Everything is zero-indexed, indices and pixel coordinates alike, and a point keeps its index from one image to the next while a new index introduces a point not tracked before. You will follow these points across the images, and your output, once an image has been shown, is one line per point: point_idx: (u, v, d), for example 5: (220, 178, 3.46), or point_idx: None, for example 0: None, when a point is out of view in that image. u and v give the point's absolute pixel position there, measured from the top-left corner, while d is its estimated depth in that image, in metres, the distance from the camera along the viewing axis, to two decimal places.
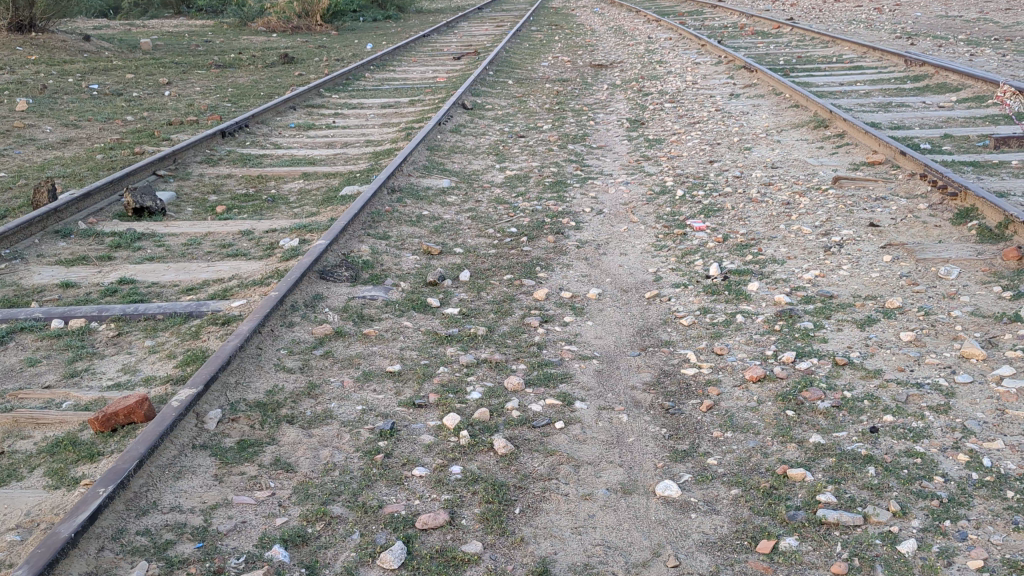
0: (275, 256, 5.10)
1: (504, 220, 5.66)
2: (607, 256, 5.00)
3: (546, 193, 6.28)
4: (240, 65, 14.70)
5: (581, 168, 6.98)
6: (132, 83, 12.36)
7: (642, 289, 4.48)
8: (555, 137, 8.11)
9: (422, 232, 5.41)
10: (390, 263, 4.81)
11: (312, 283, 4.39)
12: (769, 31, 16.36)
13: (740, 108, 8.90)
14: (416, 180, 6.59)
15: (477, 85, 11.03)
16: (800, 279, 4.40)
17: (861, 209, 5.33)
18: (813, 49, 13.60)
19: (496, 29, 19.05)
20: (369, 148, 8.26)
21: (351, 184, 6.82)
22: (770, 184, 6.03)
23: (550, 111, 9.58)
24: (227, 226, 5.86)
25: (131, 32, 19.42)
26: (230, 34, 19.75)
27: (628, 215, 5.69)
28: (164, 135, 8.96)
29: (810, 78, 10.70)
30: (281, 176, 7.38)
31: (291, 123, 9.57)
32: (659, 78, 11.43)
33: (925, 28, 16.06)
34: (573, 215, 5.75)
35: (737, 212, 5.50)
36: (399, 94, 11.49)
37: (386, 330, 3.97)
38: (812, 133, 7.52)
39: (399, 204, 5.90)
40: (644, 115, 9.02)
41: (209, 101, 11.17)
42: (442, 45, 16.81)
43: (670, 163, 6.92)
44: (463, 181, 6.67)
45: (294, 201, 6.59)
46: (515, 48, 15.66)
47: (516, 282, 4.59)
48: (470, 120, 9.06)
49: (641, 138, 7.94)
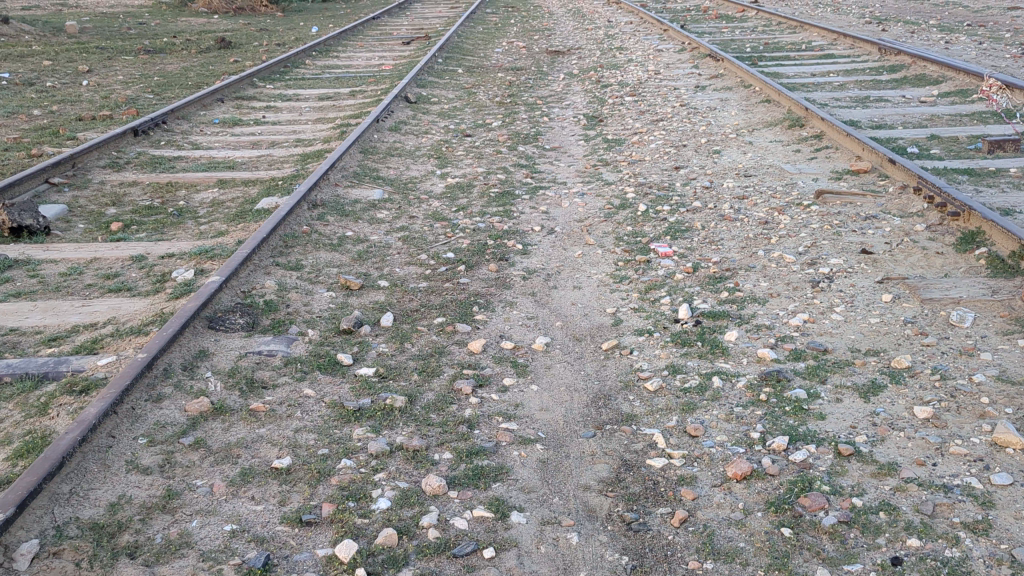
0: (163, 294, 4.29)
1: (439, 243, 4.90)
2: (558, 291, 4.25)
3: (491, 207, 5.52)
4: (171, 51, 13.73)
5: (532, 174, 6.23)
6: (48, 71, 11.40)
7: (597, 338, 3.74)
8: (505, 137, 7.35)
9: (343, 259, 4.62)
10: (298, 304, 4.03)
11: (197, 336, 3.60)
12: (733, 14, 15.66)
13: (707, 103, 8.19)
14: (343, 191, 5.80)
15: (424, 74, 10.22)
16: (786, 326, 3.68)
17: (850, 231, 4.63)
18: (781, 35, 12.94)
19: (450, 10, 18.18)
20: (298, 149, 7.43)
21: (270, 194, 6.02)
22: (744, 197, 5.32)
23: (501, 105, 8.80)
24: (117, 250, 5.04)
25: (61, 13, 18.31)
26: (168, 15, 18.71)
27: (583, 236, 4.95)
28: (70, 133, 8.06)
29: (780, 68, 10.03)
30: (195, 183, 6.55)
31: (215, 118, 8.70)
32: (619, 67, 10.68)
33: (894, 12, 15.45)
34: (519, 236, 5.00)
35: (708, 233, 4.79)
36: (340, 84, 10.65)
37: (280, 404, 3.18)
38: (786, 134, 6.83)
39: (319, 223, 5.11)
40: (603, 110, 8.27)
41: (130, 92, 10.24)
42: (392, 28, 15.90)
43: (630, 169, 6.18)
44: (398, 191, 5.88)
45: (204, 216, 5.76)
46: (467, 32, 14.82)
47: (448, 329, 3.82)
48: (413, 115, 8.26)
49: (599, 138, 7.20)
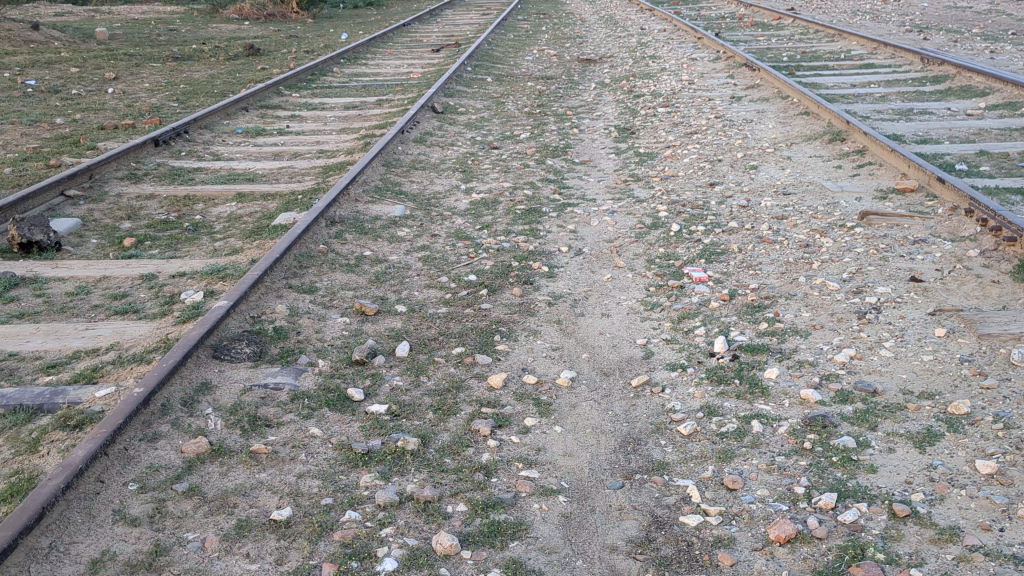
0: (170, 318, 4.09)
1: (461, 264, 4.66)
2: (585, 318, 4.00)
3: (517, 225, 5.29)
4: (199, 58, 13.64)
5: (559, 190, 5.99)
6: (75, 79, 11.33)
7: (626, 373, 3.48)
8: (532, 149, 7.12)
9: (360, 281, 4.40)
10: (310, 331, 3.81)
11: (200, 367, 3.39)
12: (769, 22, 15.34)
13: (743, 115, 7.91)
14: (364, 206, 5.60)
15: (452, 84, 10.01)
16: (831, 363, 3.41)
17: (897, 256, 4.34)
18: (819, 43, 12.62)
19: (481, 17, 18.01)
20: (320, 161, 7.24)
21: (289, 209, 5.82)
22: (783, 217, 5.04)
23: (530, 115, 8.56)
24: (127, 268, 4.86)
25: (93, 19, 18.34)
26: (199, 22, 18.66)
27: (613, 257, 4.71)
28: (90, 143, 7.93)
29: (818, 78, 9.71)
30: (213, 197, 6.37)
31: (238, 128, 8.54)
32: (652, 77, 10.40)
33: (935, 20, 15.07)
34: (545, 258, 4.75)
35: (745, 256, 4.52)
36: (366, 93, 10.47)
37: (284, 446, 2.96)
38: (826, 148, 6.54)
39: (336, 241, 4.90)
40: (634, 122, 8.01)
41: (155, 100, 10.12)
42: (422, 35, 15.73)
43: (663, 185, 5.92)
44: (420, 207, 5.66)
45: (220, 232, 5.57)
46: (497, 40, 14.62)
47: (467, 360, 3.59)
48: (439, 126, 8.06)
49: (630, 151, 6.95)
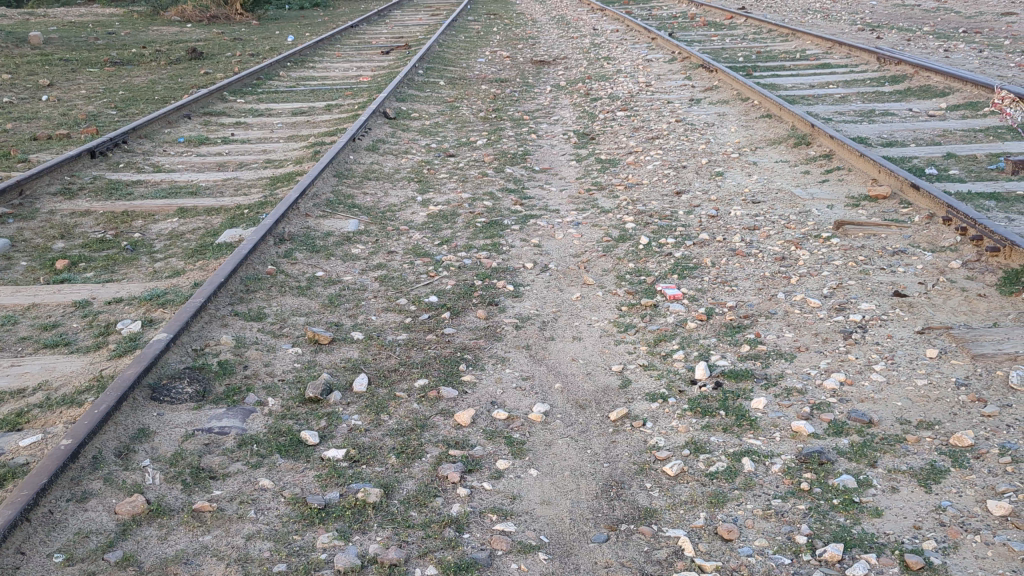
0: (105, 351, 3.76)
1: (419, 284, 4.38)
2: (555, 343, 3.75)
3: (478, 239, 5.02)
4: (139, 62, 13.17)
5: (521, 200, 5.73)
6: (7, 86, 10.83)
7: (603, 405, 3.24)
8: (490, 157, 6.86)
9: (312, 305, 4.11)
10: (258, 365, 3.51)
11: (136, 411, 3.08)
12: (721, 22, 15.24)
13: (703, 118, 7.73)
14: (314, 221, 5.29)
15: (403, 87, 9.71)
16: (821, 391, 3.19)
17: (878, 269, 4.14)
18: (773, 43, 12.53)
19: (432, 18, 17.70)
20: (268, 171, 6.91)
21: (235, 225, 5.50)
22: (755, 228, 4.84)
23: (486, 120, 8.30)
24: (59, 295, 4.51)
25: (28, 23, 17.73)
26: (140, 24, 18.12)
27: (581, 274, 4.46)
28: (22, 155, 7.51)
29: (777, 79, 9.59)
30: (153, 212, 6.02)
31: (181, 137, 8.16)
32: (608, 79, 10.20)
33: (885, 18, 15.09)
34: (509, 275, 4.49)
35: (720, 271, 4.31)
36: (315, 97, 10.13)
37: (231, 502, 2.66)
38: (792, 153, 6.38)
39: (286, 261, 4.60)
40: (594, 126, 7.79)
41: (92, 108, 9.69)
42: (371, 37, 15.39)
43: (628, 195, 5.70)
44: (375, 221, 5.37)
45: (160, 251, 5.24)
46: (449, 41, 14.32)
47: (431, 394, 3.31)
48: (392, 132, 7.77)
49: (591, 158, 6.73)
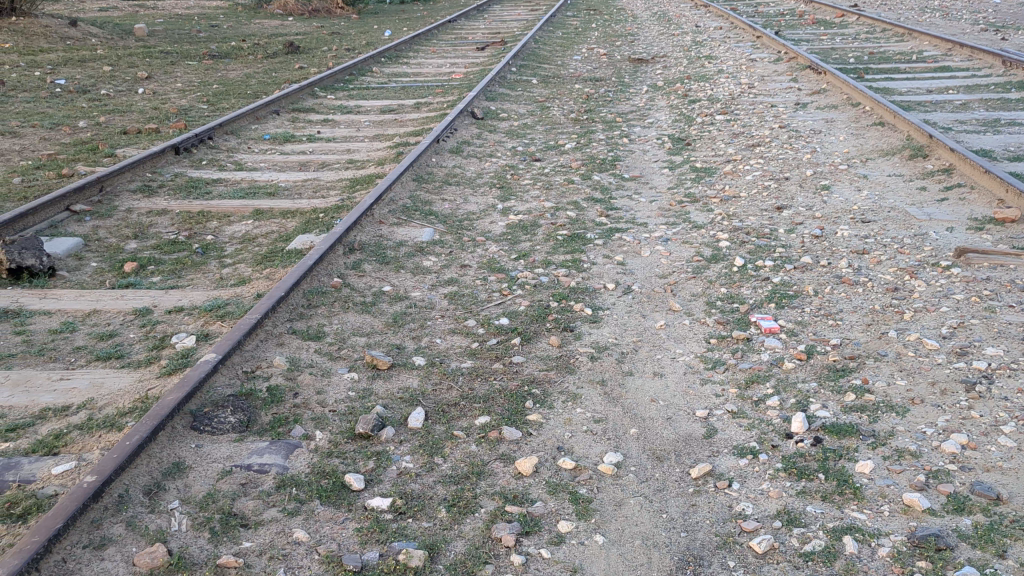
0: (156, 368, 3.57)
1: (491, 304, 4.07)
2: (635, 379, 3.40)
3: (558, 255, 4.69)
4: (237, 56, 13.23)
5: (607, 212, 5.37)
6: (106, 78, 10.94)
7: (684, 458, 2.87)
8: (578, 162, 6.51)
9: (375, 324, 3.84)
10: (309, 392, 3.25)
11: (173, 442, 2.86)
12: (831, 20, 14.53)
13: (809, 124, 7.23)
14: (388, 228, 5.05)
15: (494, 86, 9.43)
16: (938, 455, 2.76)
17: (1006, 305, 3.66)
18: (887, 43, 11.82)
19: (530, 13, 17.41)
20: (348, 172, 6.71)
21: (308, 231, 5.29)
22: (864, 252, 4.39)
23: (576, 122, 7.96)
24: (120, 301, 4.35)
25: (137, 15, 18.10)
26: (243, 17, 18.31)
27: (667, 299, 4.09)
28: (109, 149, 7.49)
29: (890, 83, 8.97)
30: (229, 213, 5.86)
31: (266, 133, 8.05)
32: (708, 80, 9.72)
33: (1011, 18, 14.14)
34: (588, 297, 4.15)
35: (822, 301, 3.88)
36: (405, 95, 9.93)
37: (259, 557, 2.40)
38: (908, 165, 5.85)
39: (353, 273, 4.35)
40: (690, 131, 7.37)
41: (184, 102, 9.68)
42: (467, 32, 15.18)
43: (723, 208, 5.29)
44: (451, 231, 5.09)
45: (230, 256, 5.06)
46: (545, 38, 13.99)
47: (493, 435, 3.00)
48: (479, 133, 7.50)
49: (685, 166, 6.32)
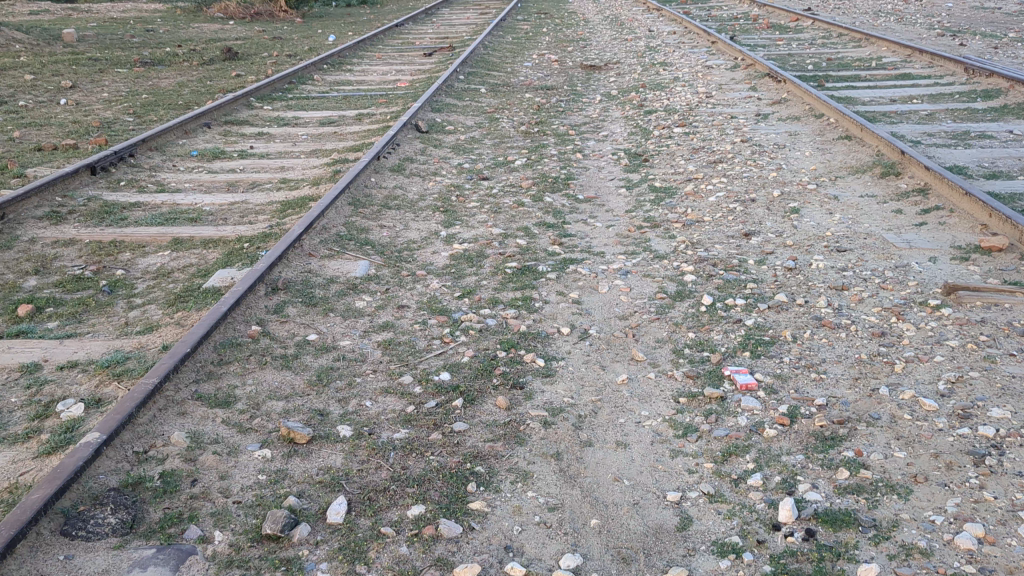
0: (34, 444, 3.02)
1: (431, 355, 3.59)
2: (595, 450, 2.94)
3: (506, 292, 4.22)
4: (171, 62, 12.59)
5: (560, 239, 4.93)
6: (27, 88, 10.27)
7: (654, 559, 2.42)
8: (529, 181, 6.06)
9: (296, 384, 3.33)
10: (211, 478, 2.74)
11: (36, 556, 2.33)
12: (786, 24, 14.27)
13: (772, 137, 6.85)
14: (318, 262, 4.54)
15: (440, 95, 8.95)
16: (952, 553, 2.33)
17: (1008, 354, 3.26)
18: (844, 48, 11.55)
19: (480, 16, 16.95)
20: (280, 194, 6.18)
21: (229, 265, 4.77)
22: (843, 288, 3.98)
23: (527, 135, 7.51)
24: (6, 354, 3.79)
25: (69, 19, 17.32)
26: (181, 21, 17.62)
27: (629, 346, 3.64)
28: (19, 168, 6.87)
29: (852, 92, 8.66)
30: (144, 242, 5.30)
31: (194, 149, 7.48)
32: (664, 88, 9.33)
33: (966, 22, 13.98)
34: (540, 344, 3.69)
35: (802, 350, 3.46)
36: (347, 105, 9.42)
37: None
38: (880, 184, 5.48)
39: (274, 319, 3.84)
40: (648, 145, 6.96)
41: (109, 114, 9.06)
42: (415, 37, 14.68)
43: (686, 234, 4.87)
44: (389, 264, 4.60)
45: (141, 295, 4.52)
46: (495, 43, 13.54)
47: (427, 532, 2.51)
48: (422, 148, 7.02)
49: (644, 185, 5.90)
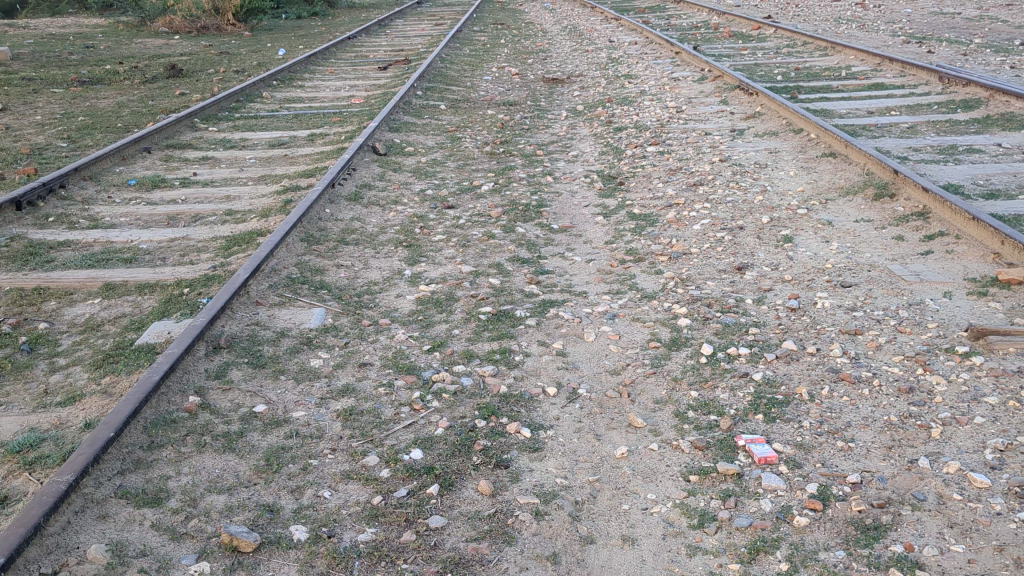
0: None
1: (398, 427, 3.11)
2: (599, 550, 2.48)
3: (481, 344, 3.76)
4: (111, 81, 11.96)
5: (537, 276, 4.48)
6: None
7: None
8: (497, 209, 5.61)
9: (241, 472, 2.84)
10: None
11: None
12: (748, 32, 14.00)
13: (751, 155, 6.48)
14: (267, 312, 4.04)
15: (397, 113, 8.47)
16: None
17: None
18: (811, 57, 11.27)
19: (435, 28, 16.51)
20: (226, 228, 5.66)
21: (167, 316, 4.24)
22: (857, 332, 3.57)
23: (492, 156, 7.07)
24: None
25: (4, 36, 16.55)
26: (124, 36, 16.92)
27: (625, 409, 3.20)
28: None
29: (828, 104, 8.33)
30: (72, 289, 4.75)
31: (132, 178, 6.93)
32: (632, 102, 8.95)
33: (927, 28, 13.80)
34: (524, 409, 3.23)
35: (824, 413, 3.03)
36: (298, 125, 8.91)
37: None
38: (874, 208, 5.11)
39: (216, 388, 3.33)
40: (621, 166, 6.56)
41: (41, 139, 8.45)
42: (369, 50, 14.18)
43: (674, 270, 4.44)
44: (347, 312, 4.11)
45: (65, 354, 3.98)
46: (452, 55, 13.10)
47: None
48: (380, 172, 6.54)
49: (622, 212, 5.48)
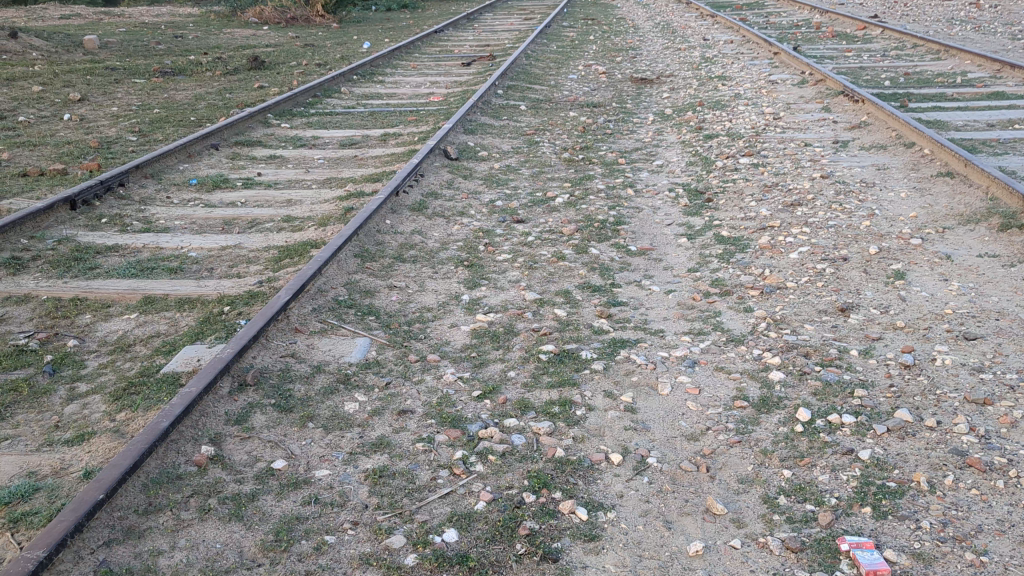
0: None
1: (434, 498, 2.66)
2: None
3: (539, 392, 3.29)
4: (193, 71, 11.83)
5: (608, 309, 3.99)
6: (32, 100, 9.53)
7: None
8: (570, 225, 5.13)
9: (246, 549, 2.43)
10: None
11: None
12: (853, 32, 13.18)
13: (857, 171, 5.85)
14: (305, 342, 3.62)
15: (473, 113, 8.05)
16: None
17: None
18: (923, 61, 10.46)
19: (523, 22, 16.05)
20: (281, 236, 5.32)
21: (201, 340, 3.87)
22: (986, 401, 2.99)
23: (569, 163, 6.59)
24: None
25: (99, 24, 16.69)
26: (214, 26, 16.93)
27: (703, 489, 2.69)
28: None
29: (943, 114, 7.59)
30: (110, 301, 4.44)
31: (194, 177, 6.65)
32: (725, 107, 8.35)
33: None
34: (583, 480, 2.75)
35: (949, 511, 2.48)
36: (373, 122, 8.56)
37: None
38: (1002, 241, 4.45)
39: (233, 437, 2.93)
40: (710, 179, 6.00)
41: (112, 131, 8.28)
42: (454, 44, 13.81)
43: (766, 308, 3.90)
44: (394, 345, 3.68)
45: (87, 379, 3.64)
46: (538, 51, 12.63)
47: None
48: (449, 179, 6.13)
49: (709, 234, 4.94)
